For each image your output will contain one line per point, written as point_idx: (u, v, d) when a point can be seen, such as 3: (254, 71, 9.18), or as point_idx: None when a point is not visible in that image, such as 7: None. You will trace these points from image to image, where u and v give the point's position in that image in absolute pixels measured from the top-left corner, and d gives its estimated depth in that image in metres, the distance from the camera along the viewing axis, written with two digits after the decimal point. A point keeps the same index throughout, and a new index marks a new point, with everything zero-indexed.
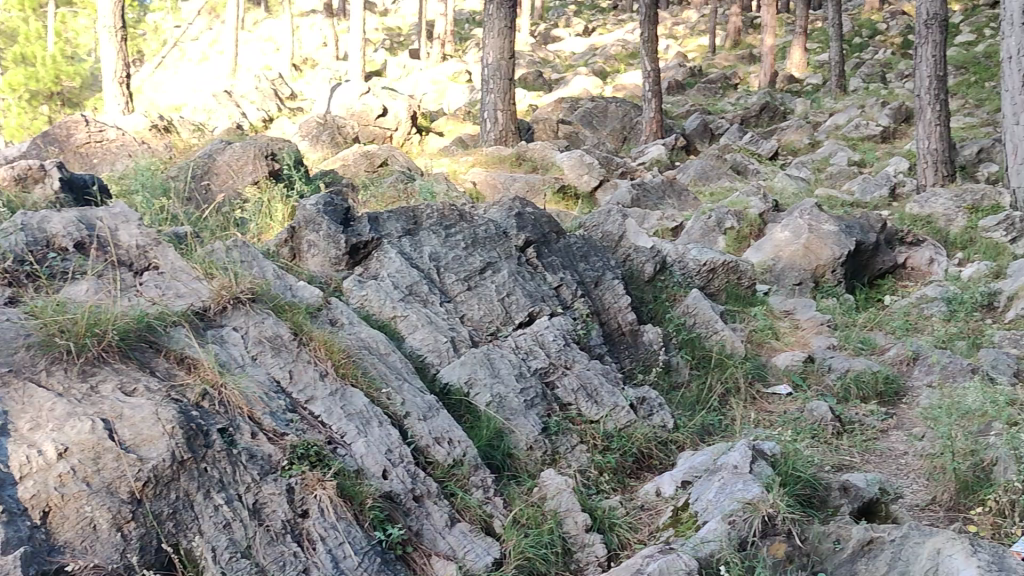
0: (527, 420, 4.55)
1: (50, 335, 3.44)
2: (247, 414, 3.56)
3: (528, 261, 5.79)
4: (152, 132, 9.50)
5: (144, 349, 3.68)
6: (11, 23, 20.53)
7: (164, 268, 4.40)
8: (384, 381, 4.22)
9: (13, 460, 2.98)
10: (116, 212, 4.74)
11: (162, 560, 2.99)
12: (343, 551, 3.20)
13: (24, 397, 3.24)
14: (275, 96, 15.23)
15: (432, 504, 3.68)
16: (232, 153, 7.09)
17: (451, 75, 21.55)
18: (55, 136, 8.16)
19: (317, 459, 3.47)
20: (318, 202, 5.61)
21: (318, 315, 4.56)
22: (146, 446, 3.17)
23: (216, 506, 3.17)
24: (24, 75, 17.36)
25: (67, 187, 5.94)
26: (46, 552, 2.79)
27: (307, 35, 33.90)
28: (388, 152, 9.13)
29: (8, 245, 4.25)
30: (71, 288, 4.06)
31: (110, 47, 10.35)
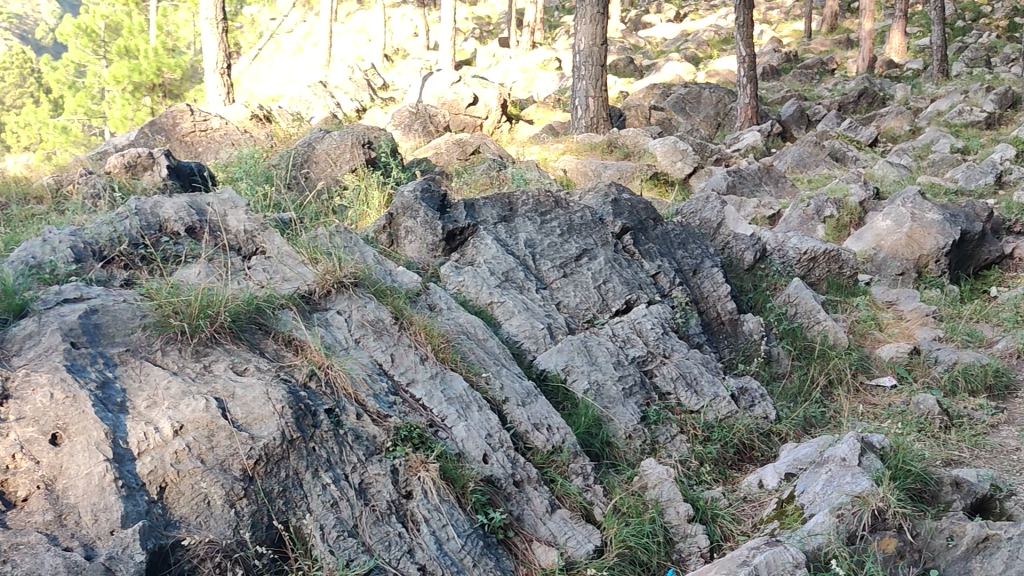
0: (626, 408, 4.50)
1: (165, 315, 3.53)
2: (352, 397, 3.60)
3: (625, 248, 5.72)
4: (252, 122, 9.70)
5: (253, 332, 3.76)
6: (117, 17, 21.20)
7: (271, 252, 4.47)
8: (483, 367, 4.22)
9: (132, 436, 3.03)
10: (225, 198, 4.83)
11: (273, 537, 3.02)
12: (446, 534, 3.22)
13: (141, 375, 3.31)
14: (368, 87, 15.39)
15: (533, 489, 3.67)
16: (330, 141, 7.15)
17: (541, 63, 21.44)
18: (162, 125, 8.40)
19: (420, 441, 3.50)
20: (416, 188, 5.60)
21: (418, 300, 4.58)
22: (258, 425, 3.22)
23: (324, 485, 3.20)
24: (128, 68, 17.47)
25: (174, 174, 6.10)
26: (163, 527, 2.84)
27: (398, 26, 34.21)
28: (480, 140, 9.14)
29: (123, 230, 4.38)
30: (184, 271, 4.16)
31: (211, 39, 10.60)
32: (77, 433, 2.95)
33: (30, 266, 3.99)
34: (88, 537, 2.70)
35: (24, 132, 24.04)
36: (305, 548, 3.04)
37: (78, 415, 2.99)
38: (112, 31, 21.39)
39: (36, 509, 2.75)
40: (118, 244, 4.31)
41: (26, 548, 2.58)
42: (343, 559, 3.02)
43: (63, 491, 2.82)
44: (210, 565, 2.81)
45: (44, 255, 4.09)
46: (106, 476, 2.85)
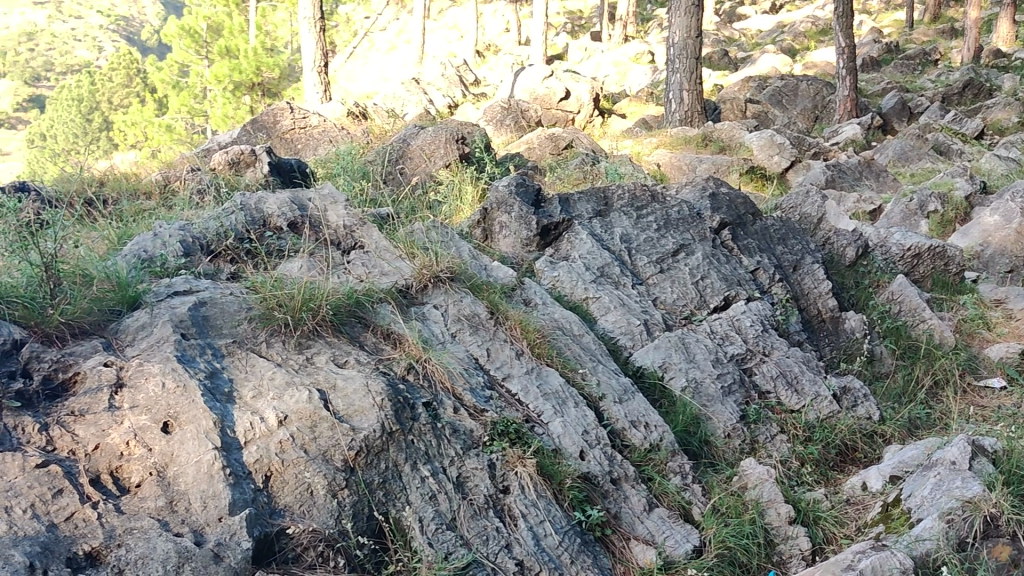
0: (725, 407, 4.42)
1: (269, 308, 3.60)
2: (449, 390, 3.62)
3: (723, 243, 5.62)
4: (349, 119, 9.84)
5: (353, 325, 3.81)
6: (218, 18, 21.71)
7: (369, 247, 4.51)
8: (579, 362, 4.19)
9: (239, 426, 3.09)
10: (325, 194, 4.92)
11: (373, 528, 3.04)
12: (544, 530, 3.20)
13: (247, 366, 3.39)
14: (460, 83, 15.48)
15: (630, 487, 3.63)
16: (425, 137, 7.18)
17: (633, 56, 21.25)
18: (263, 123, 8.59)
19: (516, 437, 3.50)
20: (511, 183, 5.54)
21: (513, 295, 4.57)
22: (358, 417, 3.26)
23: (423, 478, 3.22)
24: (229, 67, 17.87)
25: (275, 170, 6.23)
26: (268, 515, 2.88)
27: (490, 22, 34.34)
28: (573, 135, 9.10)
29: (229, 225, 4.49)
30: (287, 265, 4.25)
31: (309, 38, 10.81)
32: (187, 422, 3.02)
33: (142, 259, 4.12)
34: (197, 523, 2.75)
35: (130, 131, 24.84)
36: (405, 540, 3.05)
37: (188, 404, 3.06)
38: (213, 32, 21.97)
39: (148, 495, 2.82)
40: (224, 238, 4.42)
41: (140, 533, 2.65)
42: (441, 552, 3.02)
43: (174, 477, 2.88)
44: (313, 554, 2.84)
45: (154, 248, 4.21)
46: (215, 464, 2.90)
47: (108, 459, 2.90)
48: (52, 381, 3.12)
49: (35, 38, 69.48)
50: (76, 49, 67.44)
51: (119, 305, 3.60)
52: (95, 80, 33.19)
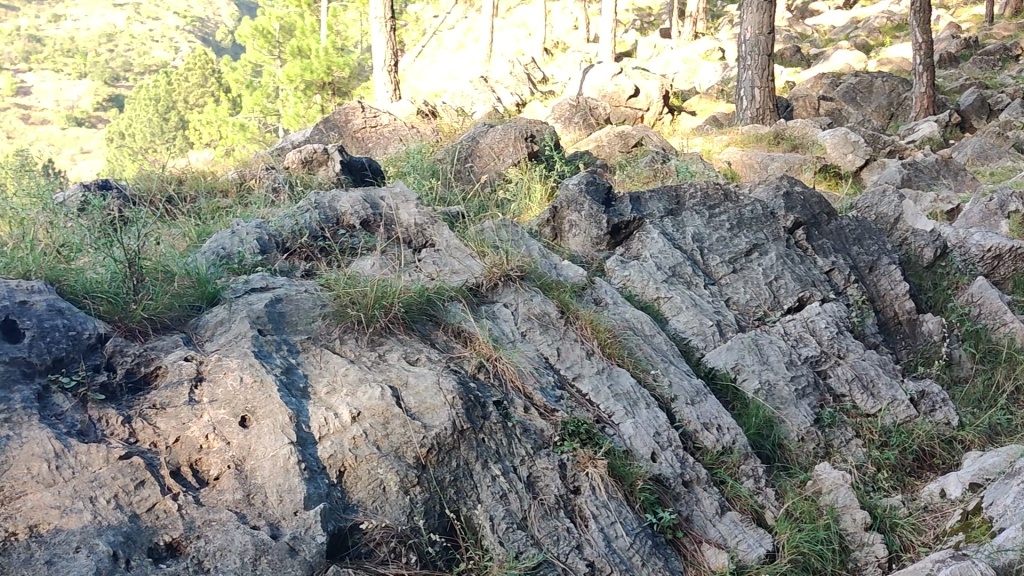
0: (799, 409, 4.35)
1: (343, 306, 3.64)
2: (519, 389, 3.61)
3: (797, 243, 5.52)
4: (418, 117, 9.91)
5: (424, 323, 3.83)
6: (291, 19, 22.02)
7: (440, 245, 4.52)
8: (650, 363, 4.15)
9: (314, 421, 3.12)
10: (397, 192, 4.96)
11: (444, 525, 3.03)
12: (615, 531, 3.16)
13: (322, 363, 3.43)
14: (529, 81, 15.49)
15: (702, 490, 3.59)
16: (494, 136, 7.16)
17: (704, 53, 21.02)
18: (336, 121, 8.71)
19: (587, 437, 3.46)
20: (581, 181, 5.52)
21: (584, 294, 4.54)
22: (430, 415, 3.26)
23: (494, 476, 3.20)
24: (300, 67, 18.10)
25: (347, 169, 6.29)
26: (342, 510, 2.90)
27: (558, 20, 34.29)
28: (643, 132, 9.02)
29: (304, 223, 4.56)
30: (360, 263, 4.28)
31: (380, 38, 10.94)
32: (264, 417, 3.06)
33: (221, 256, 4.20)
34: (273, 516, 2.78)
35: (206, 130, 25.35)
36: (476, 538, 3.03)
37: (266, 400, 3.11)
38: (286, 32, 22.36)
39: (226, 488, 2.87)
40: (299, 236, 4.49)
41: (218, 525, 2.70)
42: (512, 551, 3.00)
43: (251, 472, 2.92)
44: (386, 550, 2.84)
45: (233, 245, 4.28)
46: (291, 459, 2.93)
47: (188, 452, 2.96)
48: (134, 375, 3.20)
49: (115, 40, 71.34)
50: (154, 49, 69.11)
51: (200, 300, 3.66)
52: (172, 80, 33.96)
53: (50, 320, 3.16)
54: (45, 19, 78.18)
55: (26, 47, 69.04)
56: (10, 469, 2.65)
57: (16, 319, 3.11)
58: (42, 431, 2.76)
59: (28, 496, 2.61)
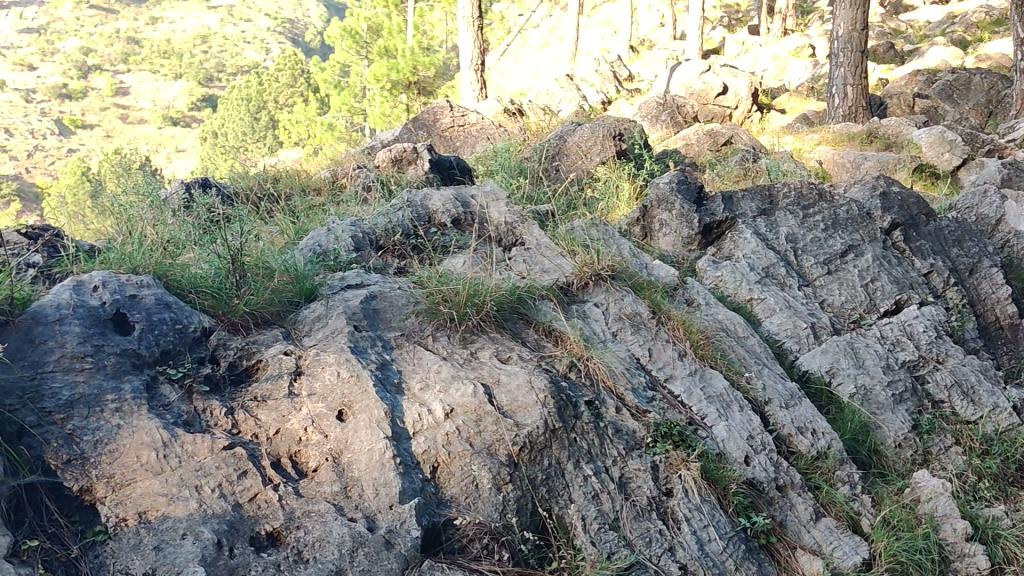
0: (896, 415, 4.24)
1: (435, 302, 3.68)
2: (610, 389, 3.58)
3: (894, 244, 5.36)
4: (504, 115, 9.93)
5: (516, 321, 3.83)
6: (378, 19, 22.27)
7: (530, 243, 4.52)
8: (744, 365, 4.10)
9: (407, 416, 3.14)
10: (488, 190, 4.99)
11: (537, 524, 3.01)
12: (708, 534, 3.12)
13: (415, 360, 3.46)
14: (615, 79, 15.40)
15: (796, 495, 3.52)
16: (582, 134, 7.08)
17: (793, 50, 20.56)
18: (424, 121, 8.77)
19: (680, 439, 3.41)
20: (672, 180, 5.48)
21: (675, 294, 4.49)
22: (522, 413, 3.24)
23: (586, 476, 3.16)
24: (386, 66, 18.26)
25: (436, 168, 6.34)
26: (435, 505, 2.91)
27: (644, 17, 34.00)
28: (732, 130, 8.88)
29: (397, 220, 4.62)
30: (451, 261, 4.31)
31: (467, 37, 11.00)
32: (360, 411, 3.10)
33: (317, 253, 4.28)
34: (370, 509, 2.81)
35: (295, 130, 25.81)
36: (568, 537, 2.99)
37: (361, 395, 3.15)
38: (373, 32, 22.59)
39: (324, 480, 2.91)
40: (392, 233, 4.55)
41: (317, 516, 2.75)
42: (604, 551, 2.95)
43: (348, 465, 2.96)
44: (478, 546, 2.82)
45: (328, 242, 4.37)
46: (386, 453, 2.96)
47: (288, 444, 3.03)
48: (236, 368, 3.29)
49: (209, 42, 73.28)
50: (246, 51, 70.73)
51: (298, 296, 3.75)
52: (264, 80, 34.67)
53: (159, 313, 3.27)
54: (142, 21, 80.59)
55: (124, 48, 71.23)
56: (121, 457, 2.75)
57: (126, 312, 3.22)
58: (150, 421, 2.86)
59: (138, 483, 2.70)
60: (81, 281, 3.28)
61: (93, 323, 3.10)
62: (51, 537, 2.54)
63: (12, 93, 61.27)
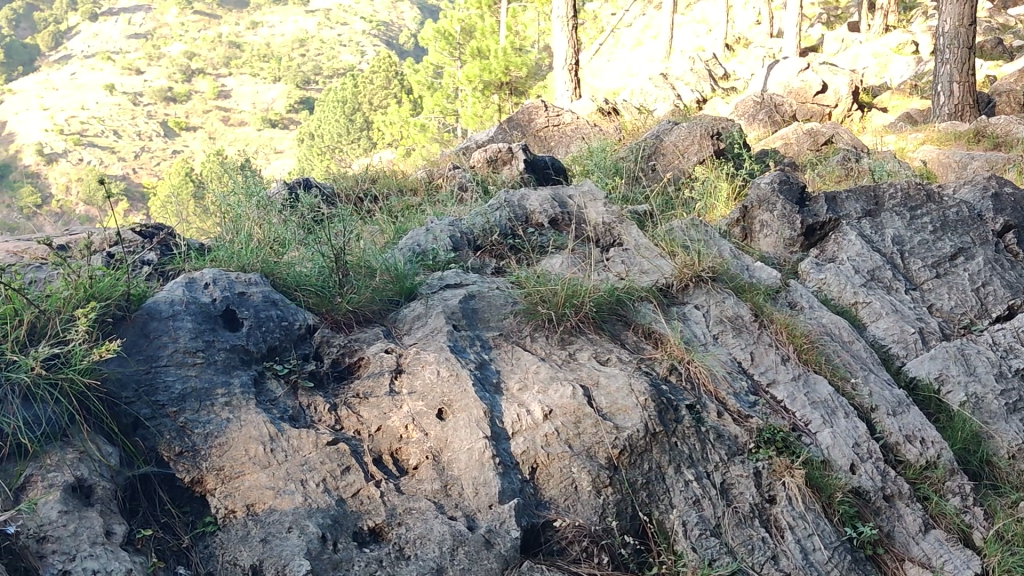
0: (1009, 425, 4.07)
1: (534, 303, 3.66)
2: (711, 393, 3.50)
3: (1006, 248, 5.17)
4: (599, 115, 9.88)
5: (614, 323, 3.78)
6: (472, 20, 22.38)
7: (629, 243, 4.46)
8: (849, 371, 3.99)
9: (507, 417, 3.13)
10: (586, 190, 4.96)
11: (637, 528, 2.96)
12: (813, 544, 3.04)
13: (514, 360, 3.45)
14: (710, 78, 15.19)
15: (904, 506, 3.40)
16: (679, 133, 6.99)
17: (895, 47, 19.95)
18: (519, 121, 8.78)
19: (783, 445, 3.33)
20: (773, 179, 5.36)
21: (778, 297, 4.39)
22: (622, 415, 3.19)
23: (687, 481, 3.10)
24: (479, 67, 18.31)
25: (531, 168, 6.34)
26: (535, 506, 2.89)
27: (740, 15, 33.51)
28: (833, 129, 8.67)
29: (495, 221, 4.64)
30: (548, 260, 4.28)
31: (562, 37, 10.98)
32: (460, 410, 3.11)
33: (416, 253, 4.32)
34: (470, 508, 2.81)
35: (389, 130, 26.11)
36: (668, 542, 2.94)
37: (461, 393, 3.16)
38: (467, 34, 22.73)
39: (424, 477, 2.92)
40: (490, 234, 4.57)
41: (418, 513, 2.76)
42: (706, 557, 2.89)
43: (448, 463, 2.96)
44: (578, 549, 2.79)
45: (427, 242, 4.40)
46: (486, 453, 2.95)
47: (389, 441, 3.06)
48: (340, 365, 3.35)
49: (307, 46, 74.90)
50: (342, 54, 72.05)
51: (398, 295, 3.80)
52: (359, 83, 35.20)
53: (266, 311, 3.34)
54: (244, 25, 82.77)
55: (226, 53, 73.28)
56: (230, 450, 2.82)
57: (235, 308, 3.30)
58: (258, 416, 2.92)
59: (246, 476, 2.76)
60: (193, 279, 3.37)
61: (204, 319, 3.19)
62: (163, 527, 2.63)
63: (120, 97, 63.61)
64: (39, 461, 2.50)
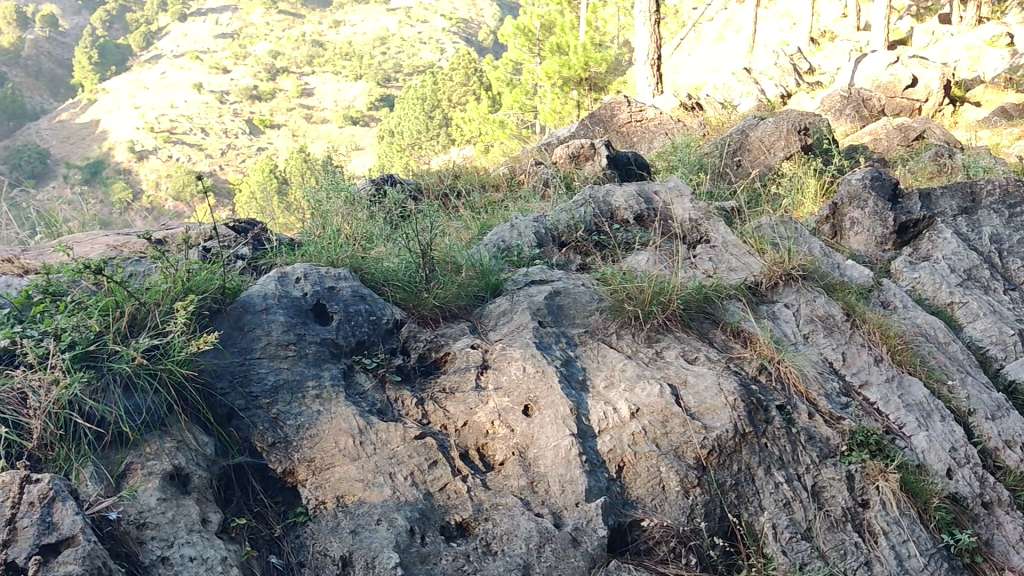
0: None
1: (620, 301, 3.63)
2: (802, 394, 3.42)
3: None
4: (682, 110, 9.76)
5: (702, 321, 3.73)
6: (551, 16, 22.32)
7: (716, 241, 4.38)
8: (946, 373, 3.87)
9: (593, 415, 3.11)
10: (671, 186, 4.90)
11: (725, 530, 2.91)
12: (908, 550, 2.94)
13: (600, 357, 3.43)
14: (794, 72, 14.90)
15: (1004, 513, 3.29)
16: (765, 128, 6.86)
17: (989, 39, 19.30)
18: (602, 117, 8.73)
19: (877, 449, 3.24)
20: (865, 175, 5.25)
21: (871, 296, 4.28)
22: (710, 415, 3.15)
23: (777, 483, 3.03)
24: (558, 63, 18.24)
25: (613, 164, 6.30)
26: (621, 505, 2.87)
27: (826, 8, 32.81)
28: (925, 125, 8.44)
29: (580, 217, 4.63)
30: (634, 256, 4.24)
31: (644, 31, 10.88)
32: (546, 407, 3.10)
33: (501, 249, 4.33)
34: (556, 506, 2.80)
35: (467, 126, 26.20)
36: (757, 545, 2.89)
37: (547, 390, 3.15)
38: (546, 30, 22.65)
39: (511, 474, 2.92)
40: (575, 230, 4.57)
41: (505, 509, 2.76)
42: (796, 562, 2.83)
43: (534, 459, 2.96)
44: (666, 549, 2.77)
45: (511, 238, 4.41)
46: (572, 450, 2.93)
47: (476, 436, 3.07)
48: (426, 360, 3.38)
49: (387, 44, 75.77)
50: (422, 52, 72.73)
51: (484, 291, 3.80)
52: (438, 81, 35.42)
53: (355, 305, 3.38)
54: (326, 24, 84.05)
55: (309, 52, 74.57)
56: (321, 442, 2.86)
57: (326, 302, 3.35)
58: (348, 408, 2.96)
59: (336, 468, 2.80)
60: (285, 273, 3.43)
61: (296, 312, 3.24)
62: (256, 516, 2.68)
63: (208, 96, 65.21)
64: (139, 449, 2.56)
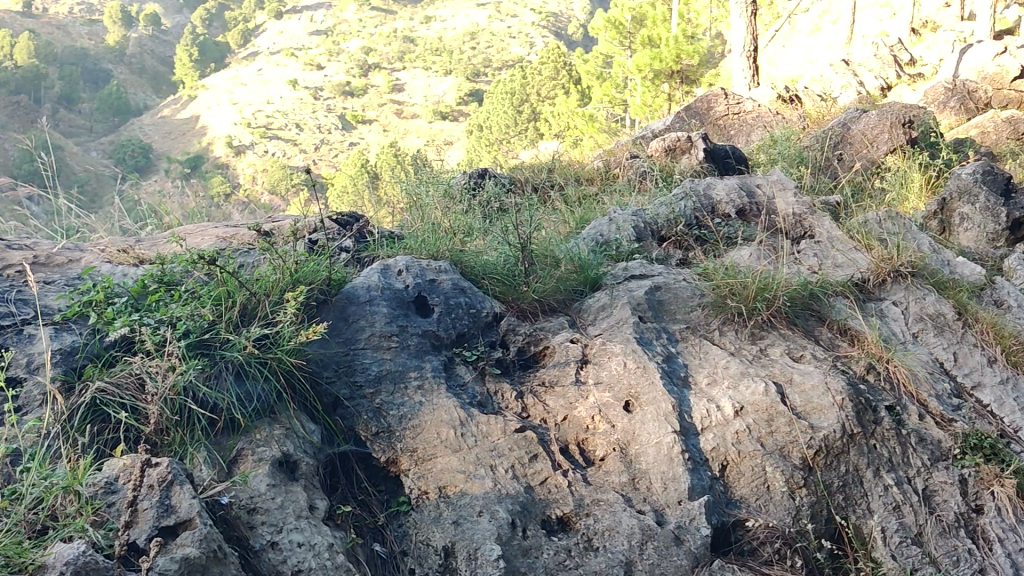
0: None
1: (723, 297, 3.56)
2: (913, 396, 3.31)
3: None
4: (780, 102, 9.56)
5: (808, 317, 3.65)
6: (643, 9, 22.06)
7: (821, 236, 4.28)
8: None
9: (697, 412, 3.07)
10: (774, 179, 4.81)
11: (832, 532, 2.86)
12: None
13: (701, 353, 3.38)
14: (895, 63, 14.45)
15: None
16: (867, 122, 6.67)
17: None
18: (698, 109, 8.60)
19: (991, 452, 3.11)
20: (976, 170, 5.08)
21: (982, 295, 4.13)
22: (817, 415, 3.07)
23: (886, 486, 2.94)
24: (650, 56, 17.98)
25: (711, 157, 6.20)
26: (725, 504, 2.83)
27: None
28: None
29: (680, 210, 4.57)
30: (735, 251, 4.17)
31: (740, 23, 10.68)
32: (647, 403, 3.07)
33: (599, 243, 4.30)
34: (658, 504, 2.77)
35: (556, 121, 26.06)
36: (865, 549, 2.82)
37: (649, 386, 3.11)
38: (638, 22, 22.37)
39: (612, 470, 2.90)
40: (675, 224, 4.51)
41: (606, 505, 2.74)
42: (907, 567, 2.75)
43: (635, 456, 2.93)
44: (770, 550, 2.73)
45: (610, 231, 4.37)
46: (675, 448, 2.90)
47: (576, 431, 3.06)
48: (525, 353, 3.40)
49: (477, 40, 76.09)
50: (511, 47, 72.86)
51: (583, 285, 3.78)
52: (527, 75, 35.38)
53: (456, 298, 3.41)
54: (417, 20, 84.80)
55: (400, 48, 75.39)
56: (423, 432, 2.88)
57: (427, 295, 3.38)
58: (449, 400, 2.98)
59: (438, 459, 2.81)
60: (387, 266, 3.47)
61: (398, 304, 3.28)
62: (360, 504, 2.75)
63: (301, 91, 66.41)
64: (250, 436, 2.63)
